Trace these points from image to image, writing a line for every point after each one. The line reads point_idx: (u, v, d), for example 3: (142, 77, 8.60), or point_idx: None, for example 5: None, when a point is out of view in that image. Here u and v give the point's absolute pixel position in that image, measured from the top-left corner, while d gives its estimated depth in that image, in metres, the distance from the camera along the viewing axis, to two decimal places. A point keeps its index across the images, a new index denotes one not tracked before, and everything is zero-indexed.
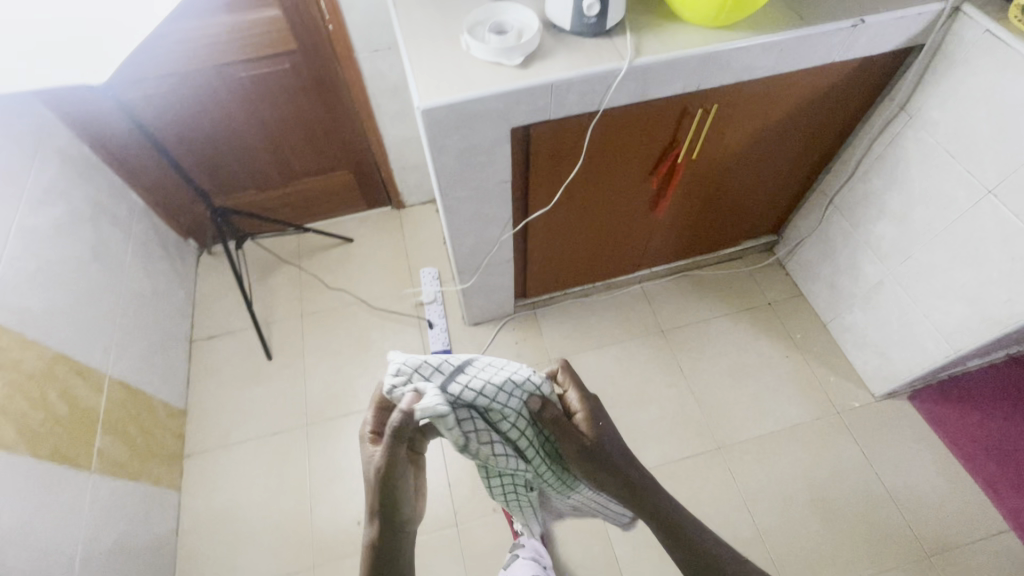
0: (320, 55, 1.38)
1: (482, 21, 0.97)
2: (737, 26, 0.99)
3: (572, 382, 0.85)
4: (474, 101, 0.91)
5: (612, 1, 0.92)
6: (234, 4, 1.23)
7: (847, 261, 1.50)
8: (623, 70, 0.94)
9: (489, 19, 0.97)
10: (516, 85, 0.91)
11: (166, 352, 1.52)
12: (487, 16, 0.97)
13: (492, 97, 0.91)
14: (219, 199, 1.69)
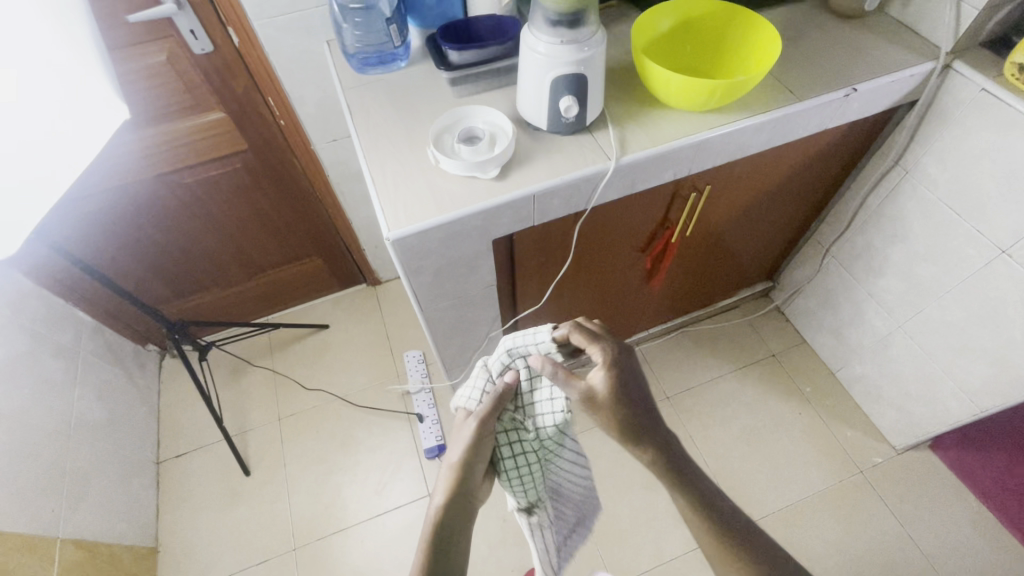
0: (274, 150, 1.27)
1: (450, 129, 0.88)
2: (724, 107, 0.92)
3: (589, 339, 0.77)
4: (450, 224, 0.81)
5: (591, 100, 0.84)
6: (173, 112, 1.11)
7: (851, 311, 1.43)
8: (610, 170, 0.85)
9: (458, 126, 0.88)
10: (495, 200, 0.82)
11: (130, 485, 1.37)
12: (456, 123, 0.88)
13: (469, 216, 0.81)
14: (177, 303, 1.55)
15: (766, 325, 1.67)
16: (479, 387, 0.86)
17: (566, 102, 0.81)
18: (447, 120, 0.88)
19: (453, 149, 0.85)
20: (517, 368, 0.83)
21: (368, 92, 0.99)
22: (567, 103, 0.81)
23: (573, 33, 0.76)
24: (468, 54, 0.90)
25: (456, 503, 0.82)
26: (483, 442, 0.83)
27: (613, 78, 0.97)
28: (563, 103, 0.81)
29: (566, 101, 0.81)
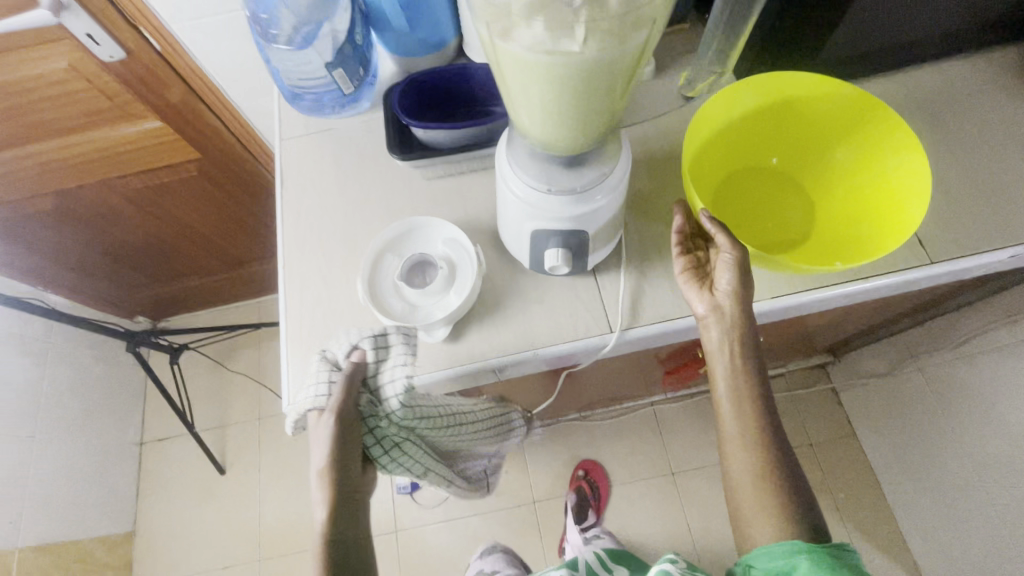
0: (234, 157, 1.04)
1: (395, 252, 0.62)
2: (810, 256, 0.60)
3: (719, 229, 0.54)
4: None
5: (596, 250, 0.55)
6: (98, 121, 0.89)
7: (927, 436, 1.12)
8: (607, 344, 0.59)
9: (408, 250, 0.62)
10: (433, 375, 0.59)
11: (104, 474, 1.36)
12: (405, 244, 0.63)
13: None
14: (156, 288, 1.42)
15: (813, 405, 1.38)
16: (324, 384, 0.54)
17: (551, 253, 0.53)
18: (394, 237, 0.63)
19: (394, 289, 0.60)
20: (365, 347, 0.54)
21: (313, 147, 0.72)
22: (553, 256, 0.53)
23: (568, 174, 0.48)
24: (437, 133, 0.61)
25: (342, 525, 0.56)
26: (350, 442, 0.55)
27: (650, 174, 0.66)
28: (547, 252, 0.53)
29: (553, 253, 0.53)
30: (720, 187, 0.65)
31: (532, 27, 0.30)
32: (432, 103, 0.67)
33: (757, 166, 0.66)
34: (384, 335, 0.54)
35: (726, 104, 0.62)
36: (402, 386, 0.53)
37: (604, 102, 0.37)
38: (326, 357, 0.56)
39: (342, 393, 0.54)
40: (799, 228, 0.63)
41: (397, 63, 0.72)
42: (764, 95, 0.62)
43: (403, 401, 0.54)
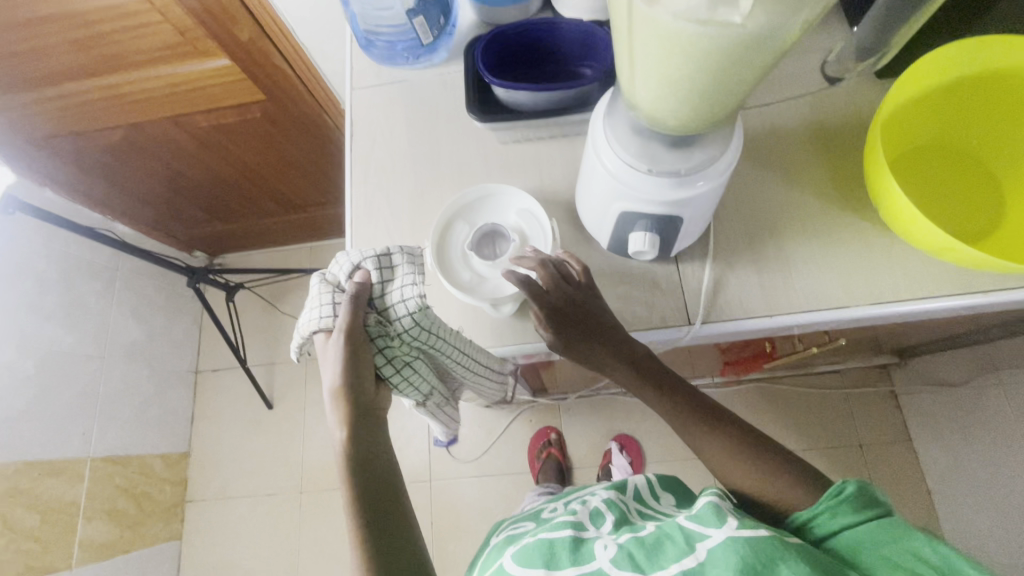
0: (296, 101, 1.02)
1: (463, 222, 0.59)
2: (928, 261, 0.54)
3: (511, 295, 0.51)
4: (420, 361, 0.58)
5: (685, 235, 0.51)
6: (167, 57, 0.88)
7: (996, 456, 1.05)
8: (683, 337, 0.55)
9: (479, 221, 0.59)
10: (494, 351, 0.58)
11: (163, 397, 1.44)
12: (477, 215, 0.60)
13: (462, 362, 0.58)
14: (214, 225, 1.45)
15: (868, 406, 1.31)
16: (329, 305, 0.51)
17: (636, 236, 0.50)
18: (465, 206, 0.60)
19: (463, 261, 0.58)
20: (370, 267, 0.51)
21: (384, 99, 0.69)
22: (639, 240, 0.49)
23: (672, 153, 0.43)
24: (520, 94, 0.57)
25: (360, 445, 0.53)
26: (363, 364, 0.52)
27: (748, 153, 0.59)
28: (633, 235, 0.50)
29: (639, 238, 0.50)
30: (898, 164, 0.56)
31: None
32: (516, 61, 0.62)
33: (948, 143, 0.56)
34: (386, 254, 0.51)
35: (925, 74, 0.52)
36: (415, 306, 0.50)
37: (738, 86, 0.33)
38: (328, 280, 0.53)
39: (348, 312, 0.50)
40: (978, 219, 0.54)
41: (479, 13, 0.67)
42: (981, 63, 0.51)
43: (418, 319, 0.51)
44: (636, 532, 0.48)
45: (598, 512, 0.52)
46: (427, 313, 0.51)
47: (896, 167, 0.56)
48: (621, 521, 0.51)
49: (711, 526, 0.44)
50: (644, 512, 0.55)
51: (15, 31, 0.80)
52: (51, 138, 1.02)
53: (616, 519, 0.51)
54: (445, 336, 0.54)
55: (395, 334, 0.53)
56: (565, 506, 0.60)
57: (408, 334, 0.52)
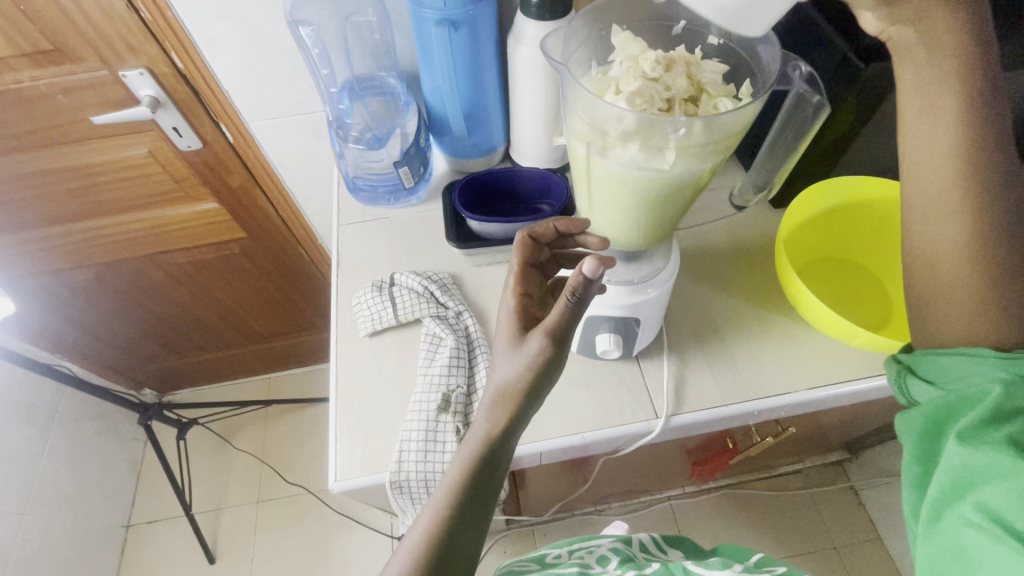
0: (276, 239, 1.10)
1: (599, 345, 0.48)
2: (847, 354, 0.63)
3: None
4: (435, 424, 0.60)
5: (641, 332, 0.58)
6: (159, 200, 0.95)
7: None
8: (653, 430, 0.61)
9: (592, 267, 0.41)
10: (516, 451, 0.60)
11: (86, 558, 1.26)
12: (585, 273, 0.41)
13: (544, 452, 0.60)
14: (170, 359, 1.41)
15: (833, 504, 1.33)
16: (409, 304, 0.67)
17: None
18: (575, 289, 0.42)
19: None
20: (419, 284, 0.69)
21: (369, 233, 0.77)
22: None
23: (627, 267, 0.53)
24: (492, 225, 0.67)
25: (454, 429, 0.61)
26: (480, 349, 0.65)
27: (684, 267, 0.70)
28: None
29: None
30: (804, 270, 0.68)
31: (627, 149, 0.37)
32: (486, 199, 0.73)
33: (836, 254, 0.70)
34: (445, 283, 0.70)
35: (806, 203, 0.67)
36: (456, 296, 0.69)
37: (671, 211, 0.44)
38: (385, 292, 0.69)
39: (416, 301, 0.67)
40: (873, 314, 0.65)
41: (451, 162, 0.80)
42: (844, 196, 0.67)
43: (454, 308, 0.68)
44: (640, 569, 0.53)
45: (605, 557, 0.57)
46: (461, 309, 0.68)
47: (804, 274, 0.68)
48: (627, 560, 0.57)
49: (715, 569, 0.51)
50: (650, 557, 0.59)
51: (18, 181, 0.86)
52: (21, 277, 1.04)
53: (622, 560, 0.57)
54: (475, 334, 0.67)
55: (437, 326, 0.66)
56: (570, 553, 0.61)
57: (446, 325, 0.66)
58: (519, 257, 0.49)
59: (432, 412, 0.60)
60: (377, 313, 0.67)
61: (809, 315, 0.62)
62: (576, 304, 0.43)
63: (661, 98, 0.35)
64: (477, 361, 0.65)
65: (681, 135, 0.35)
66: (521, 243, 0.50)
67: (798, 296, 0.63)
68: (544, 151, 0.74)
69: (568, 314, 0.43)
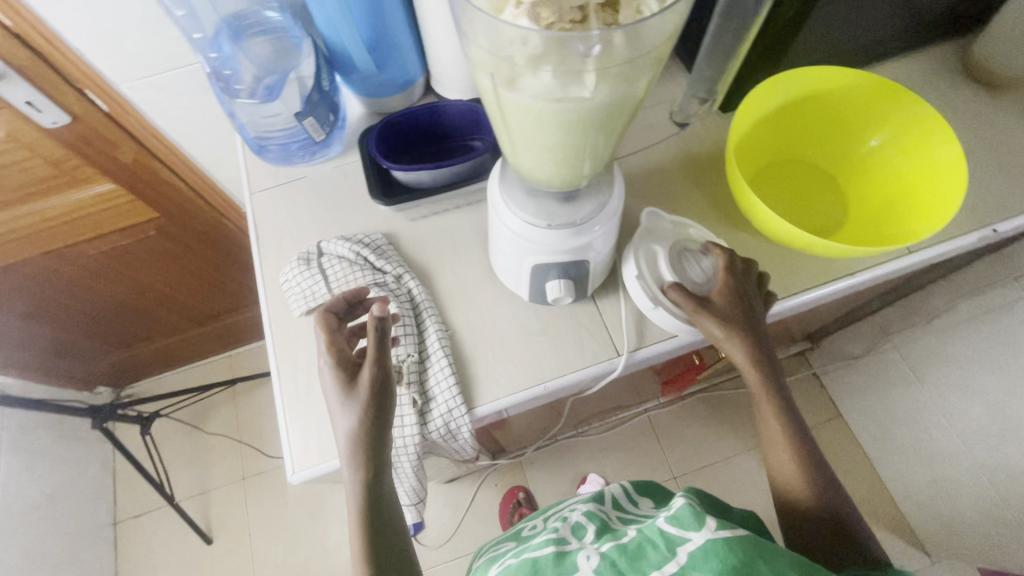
0: (195, 213, 0.99)
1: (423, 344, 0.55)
2: (804, 262, 0.61)
3: None
4: None
5: (593, 272, 0.54)
6: (42, 189, 0.83)
7: (910, 413, 1.14)
8: (616, 368, 0.58)
9: (380, 307, 0.51)
10: (477, 412, 0.57)
11: (76, 562, 1.24)
12: (376, 313, 0.50)
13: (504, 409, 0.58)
14: (116, 353, 1.33)
15: (798, 392, 1.39)
16: (342, 275, 0.61)
17: None
18: (377, 327, 0.51)
19: None
20: (352, 251, 0.63)
21: (287, 198, 0.69)
22: None
23: (565, 207, 0.47)
24: (418, 173, 0.60)
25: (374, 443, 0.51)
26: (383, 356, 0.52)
27: (634, 191, 0.66)
28: None
29: None
30: (755, 180, 0.64)
31: (540, 76, 0.30)
32: (409, 143, 0.66)
33: (788, 157, 0.66)
34: (380, 244, 0.64)
35: (751, 107, 0.62)
36: (395, 257, 0.63)
37: (602, 142, 0.38)
38: (316, 264, 0.63)
39: (350, 270, 0.62)
40: (828, 216, 0.62)
41: (366, 104, 0.71)
42: (794, 91, 0.62)
43: (394, 272, 0.62)
44: (617, 539, 0.48)
45: (580, 525, 0.52)
46: (402, 272, 0.62)
47: (755, 183, 0.64)
48: (602, 529, 0.51)
49: (690, 530, 0.43)
50: (626, 518, 0.55)
51: None
52: None
53: (598, 528, 0.51)
54: (418, 295, 0.61)
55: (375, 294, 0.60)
56: (545, 522, 0.59)
57: (385, 291, 0.61)
58: (322, 330, 0.53)
59: None
60: (309, 286, 0.61)
61: (764, 227, 0.59)
62: (380, 342, 0.51)
63: (571, 6, 0.28)
64: (425, 324, 0.60)
65: (601, 52, 0.29)
66: (320, 321, 0.54)
67: (749, 209, 0.59)
68: (466, 79, 0.65)
69: (377, 353, 0.51)
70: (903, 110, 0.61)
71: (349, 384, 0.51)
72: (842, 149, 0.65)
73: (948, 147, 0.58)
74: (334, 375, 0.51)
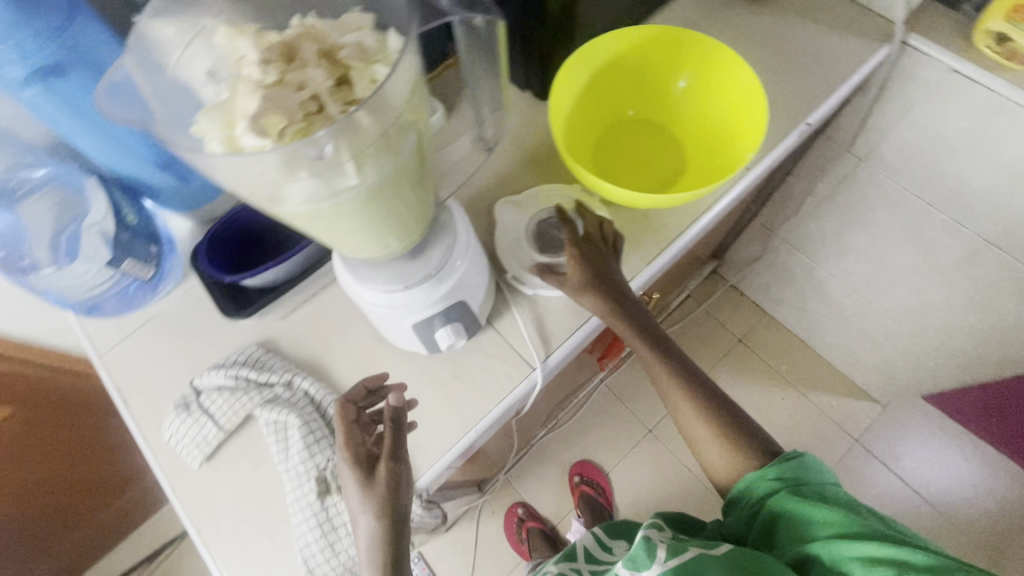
0: (56, 388, 0.88)
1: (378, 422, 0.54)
2: (665, 213, 0.63)
3: None
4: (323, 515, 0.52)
5: (475, 305, 0.53)
6: None
7: (816, 290, 1.24)
8: (536, 383, 0.58)
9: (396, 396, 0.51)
10: (420, 485, 0.55)
11: None
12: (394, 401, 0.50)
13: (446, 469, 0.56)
14: None
15: (723, 306, 1.47)
16: (228, 407, 0.57)
17: None
18: (393, 418, 0.51)
19: None
20: (230, 377, 0.58)
21: (140, 346, 0.62)
22: None
23: (415, 263, 0.46)
24: (265, 274, 0.56)
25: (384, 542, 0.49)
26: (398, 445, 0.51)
27: (491, 204, 0.65)
28: None
29: None
30: (596, 154, 0.67)
31: (301, 181, 0.28)
32: (247, 243, 0.61)
33: (617, 121, 0.69)
34: (257, 357, 0.59)
35: (563, 93, 0.63)
36: (280, 363, 0.59)
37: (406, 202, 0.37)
38: (197, 406, 0.57)
39: (236, 398, 0.57)
40: (670, 164, 0.66)
41: (190, 218, 0.64)
42: (594, 63, 0.64)
43: (284, 380, 0.58)
44: None
45: None
46: (292, 375, 0.58)
47: (596, 158, 0.66)
48: None
49: (646, 565, 0.48)
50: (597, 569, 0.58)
51: None
52: None
53: None
54: (318, 393, 0.58)
55: (272, 411, 0.56)
56: None
57: (281, 404, 0.56)
58: (340, 421, 0.51)
59: (316, 502, 0.53)
60: (198, 432, 0.56)
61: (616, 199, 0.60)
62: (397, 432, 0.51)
63: (300, 104, 0.26)
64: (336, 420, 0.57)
65: (353, 137, 0.27)
66: (339, 410, 0.52)
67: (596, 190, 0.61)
68: None
69: (394, 444, 0.50)
70: (691, 47, 0.64)
71: (367, 480, 0.49)
72: (659, 98, 0.69)
73: (740, 68, 0.62)
74: (354, 473, 0.49)
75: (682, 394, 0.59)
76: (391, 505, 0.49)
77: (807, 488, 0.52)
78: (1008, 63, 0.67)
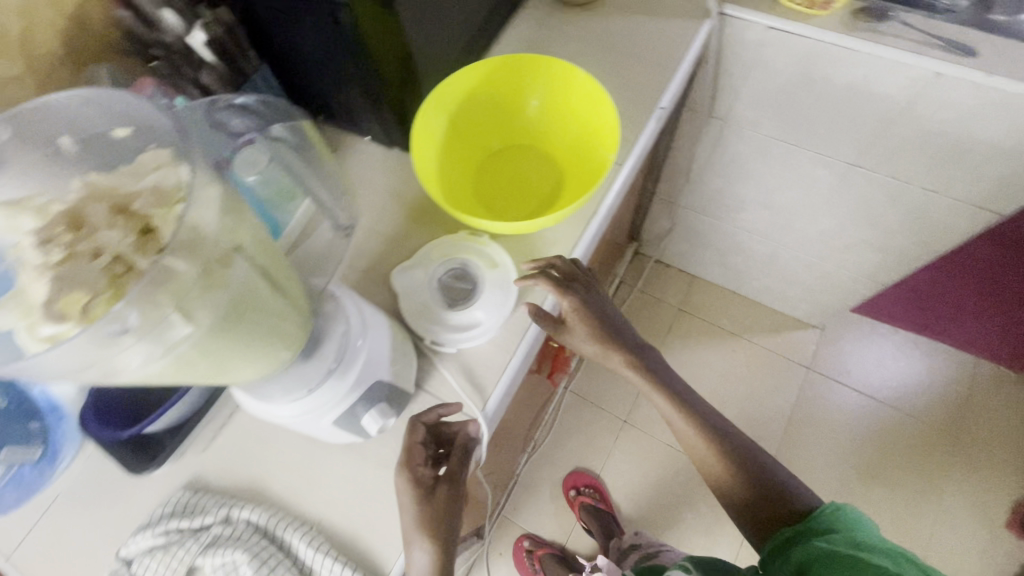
0: None
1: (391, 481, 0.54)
2: (558, 228, 0.64)
3: None
4: None
5: (394, 379, 0.51)
6: None
7: (729, 243, 1.30)
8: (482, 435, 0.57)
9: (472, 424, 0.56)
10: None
11: None
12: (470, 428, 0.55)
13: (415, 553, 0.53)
14: None
15: (655, 282, 1.52)
16: (164, 568, 0.52)
17: None
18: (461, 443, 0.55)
19: None
20: (160, 533, 0.53)
21: (50, 532, 0.55)
22: None
23: (311, 364, 0.44)
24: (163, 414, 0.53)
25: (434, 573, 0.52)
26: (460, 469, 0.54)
27: (388, 268, 0.63)
28: None
29: None
30: (478, 193, 0.68)
31: (132, 346, 0.28)
32: None
33: (488, 154, 0.70)
34: (185, 502, 0.55)
35: (425, 147, 0.64)
36: (212, 500, 0.55)
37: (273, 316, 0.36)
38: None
39: (171, 555, 0.52)
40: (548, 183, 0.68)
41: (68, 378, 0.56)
42: (448, 110, 0.65)
43: (219, 517, 0.54)
44: None
45: None
46: (227, 508, 0.54)
47: (479, 197, 0.68)
48: None
49: None
50: None
51: None
52: None
53: None
54: (260, 518, 0.54)
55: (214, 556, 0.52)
56: None
57: (223, 544, 0.52)
58: (414, 440, 0.53)
59: None
60: None
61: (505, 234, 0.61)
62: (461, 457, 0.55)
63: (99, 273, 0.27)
64: (287, 539, 0.53)
65: (164, 284, 0.28)
66: (411, 428, 0.53)
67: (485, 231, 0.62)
68: None
69: (458, 466, 0.54)
70: (533, 72, 0.66)
71: (427, 508, 0.51)
72: (519, 121, 0.70)
73: (581, 79, 0.64)
74: (413, 496, 0.51)
75: (672, 410, 0.67)
76: (444, 532, 0.51)
77: (838, 538, 0.53)
78: (811, 11, 0.76)
